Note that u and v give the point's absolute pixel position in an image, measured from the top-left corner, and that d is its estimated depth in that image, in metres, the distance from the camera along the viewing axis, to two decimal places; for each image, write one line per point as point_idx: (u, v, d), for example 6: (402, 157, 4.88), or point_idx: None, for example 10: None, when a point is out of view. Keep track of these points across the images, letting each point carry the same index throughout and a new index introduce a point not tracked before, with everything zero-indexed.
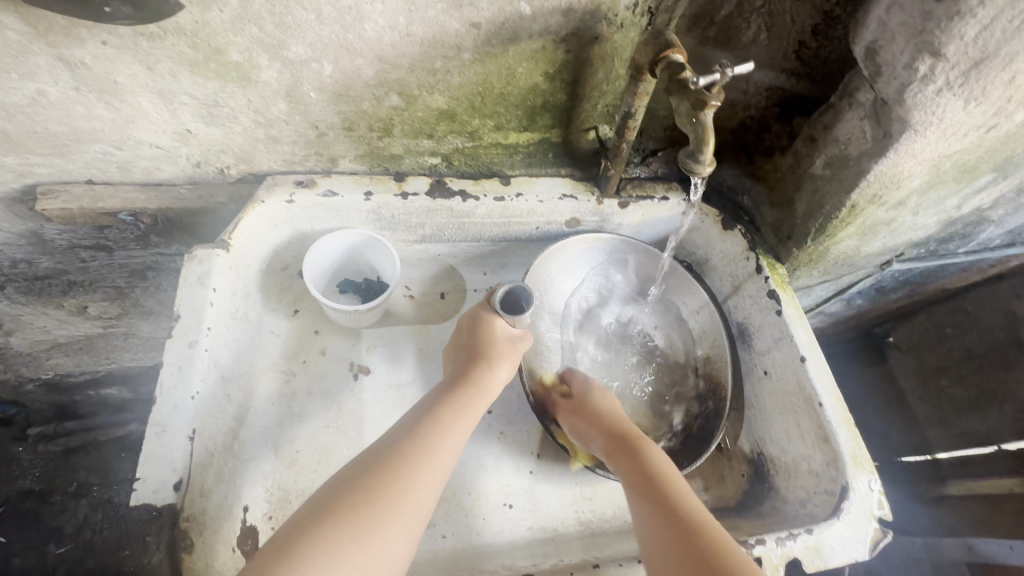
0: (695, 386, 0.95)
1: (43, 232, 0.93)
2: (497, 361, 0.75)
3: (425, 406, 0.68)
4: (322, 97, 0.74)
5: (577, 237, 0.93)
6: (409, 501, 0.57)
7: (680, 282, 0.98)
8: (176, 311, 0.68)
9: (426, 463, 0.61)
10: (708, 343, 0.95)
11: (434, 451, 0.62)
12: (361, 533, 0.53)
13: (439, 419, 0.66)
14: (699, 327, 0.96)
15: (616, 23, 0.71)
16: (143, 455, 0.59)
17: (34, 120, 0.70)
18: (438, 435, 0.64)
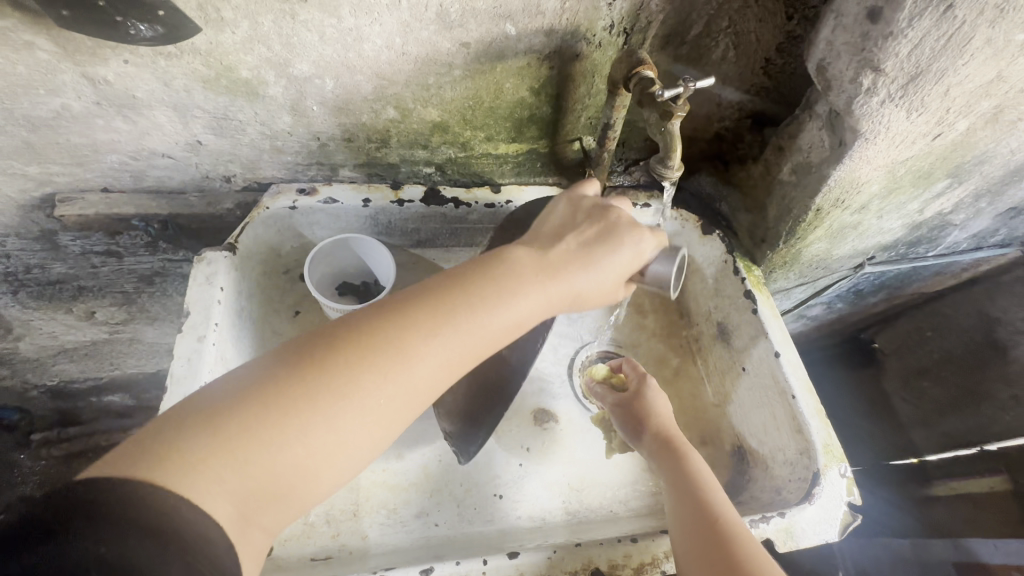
0: None
1: (57, 238, 0.98)
2: (574, 268, 0.64)
3: (433, 289, 0.60)
4: (324, 110, 0.80)
5: None
6: (356, 387, 0.53)
7: None
8: (186, 308, 0.73)
9: (392, 356, 0.55)
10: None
11: (407, 341, 0.56)
12: (292, 409, 0.51)
13: (430, 311, 0.57)
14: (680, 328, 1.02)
15: (594, 43, 0.77)
16: None
17: (57, 132, 0.75)
18: (423, 326, 0.57)
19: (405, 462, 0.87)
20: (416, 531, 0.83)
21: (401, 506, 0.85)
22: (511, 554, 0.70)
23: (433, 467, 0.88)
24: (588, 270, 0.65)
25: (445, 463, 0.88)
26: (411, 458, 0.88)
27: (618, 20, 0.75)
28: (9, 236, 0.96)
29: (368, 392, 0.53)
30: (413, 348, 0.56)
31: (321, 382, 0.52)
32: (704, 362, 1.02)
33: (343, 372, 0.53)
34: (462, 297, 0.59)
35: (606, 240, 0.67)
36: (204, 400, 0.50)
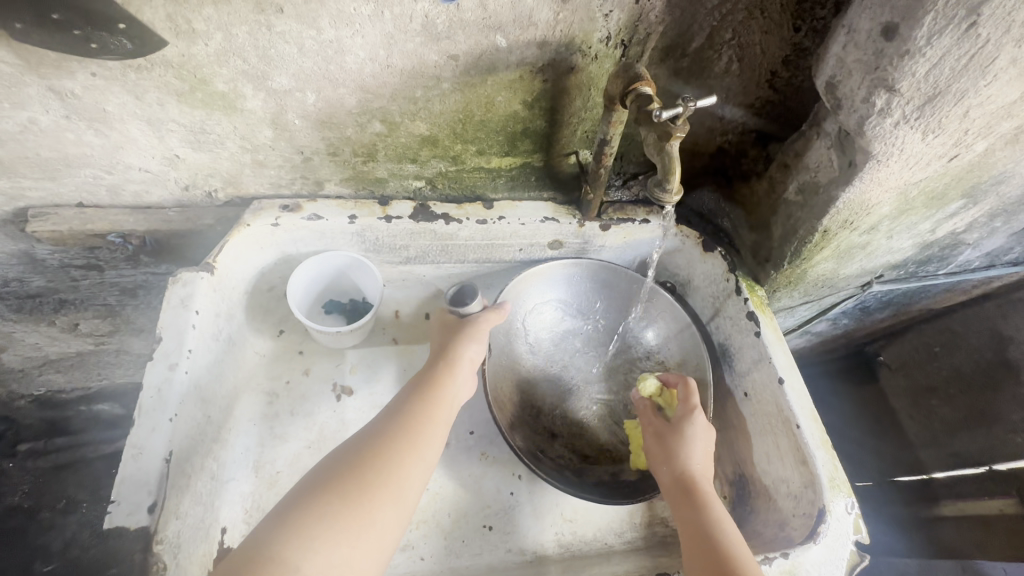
0: None
1: (34, 252, 0.94)
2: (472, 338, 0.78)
3: (419, 379, 0.73)
4: (306, 124, 0.76)
5: (562, 261, 0.95)
6: (397, 475, 0.61)
7: (659, 304, 0.97)
8: (158, 333, 0.69)
9: (425, 434, 0.65)
10: (690, 365, 0.94)
11: (427, 418, 0.67)
12: (352, 502, 0.57)
13: (430, 393, 0.70)
14: (682, 348, 0.96)
15: (591, 55, 0.73)
16: (118, 478, 0.59)
17: (25, 146, 0.72)
18: (435, 404, 0.69)
19: None
20: (401, 566, 0.79)
21: None
22: None
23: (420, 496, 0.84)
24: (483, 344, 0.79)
25: (433, 492, 0.85)
26: None
27: (615, 32, 0.71)
28: None
29: (417, 466, 0.63)
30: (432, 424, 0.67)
31: (376, 465, 0.60)
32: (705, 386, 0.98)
33: (392, 454, 0.62)
34: (442, 374, 0.73)
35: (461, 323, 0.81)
36: (267, 529, 0.54)
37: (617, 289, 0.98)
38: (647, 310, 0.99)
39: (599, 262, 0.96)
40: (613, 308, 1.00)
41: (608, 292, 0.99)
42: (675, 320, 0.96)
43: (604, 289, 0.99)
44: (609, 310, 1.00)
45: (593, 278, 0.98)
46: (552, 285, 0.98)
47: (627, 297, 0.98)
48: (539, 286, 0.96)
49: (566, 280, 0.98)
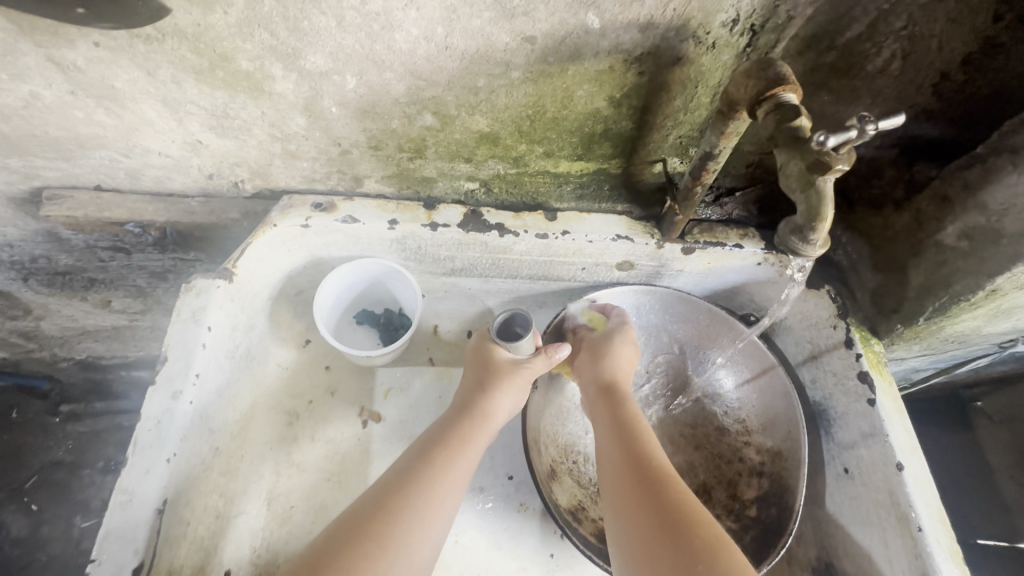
0: (759, 487, 0.78)
1: (58, 232, 0.88)
2: (503, 388, 0.69)
3: (433, 433, 0.65)
4: (345, 113, 0.63)
5: (631, 287, 0.82)
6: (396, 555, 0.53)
7: (751, 354, 0.81)
8: (163, 353, 0.60)
9: (435, 501, 0.58)
10: (781, 433, 0.77)
11: (437, 480, 0.59)
12: None
13: (446, 453, 0.62)
14: (769, 409, 0.79)
15: (706, 43, 0.56)
16: (102, 530, 0.51)
17: (31, 123, 0.62)
18: (451, 464, 0.61)
19: None
20: None
21: None
22: None
23: (448, 549, 0.74)
24: (518, 395, 0.70)
25: (462, 546, 0.75)
26: None
27: (746, 14, 0.53)
28: (8, 227, 0.87)
29: (425, 541, 0.55)
30: (447, 489, 0.59)
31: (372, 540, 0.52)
32: None
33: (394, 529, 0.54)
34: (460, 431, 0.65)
35: (504, 366, 0.71)
36: None
37: (694, 324, 0.84)
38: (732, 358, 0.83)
39: (676, 293, 0.82)
40: (688, 345, 0.86)
41: (683, 327, 0.85)
42: (764, 373, 0.79)
43: (680, 322, 0.85)
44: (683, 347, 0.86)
45: (666, 309, 0.84)
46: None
47: (704, 334, 0.84)
48: None
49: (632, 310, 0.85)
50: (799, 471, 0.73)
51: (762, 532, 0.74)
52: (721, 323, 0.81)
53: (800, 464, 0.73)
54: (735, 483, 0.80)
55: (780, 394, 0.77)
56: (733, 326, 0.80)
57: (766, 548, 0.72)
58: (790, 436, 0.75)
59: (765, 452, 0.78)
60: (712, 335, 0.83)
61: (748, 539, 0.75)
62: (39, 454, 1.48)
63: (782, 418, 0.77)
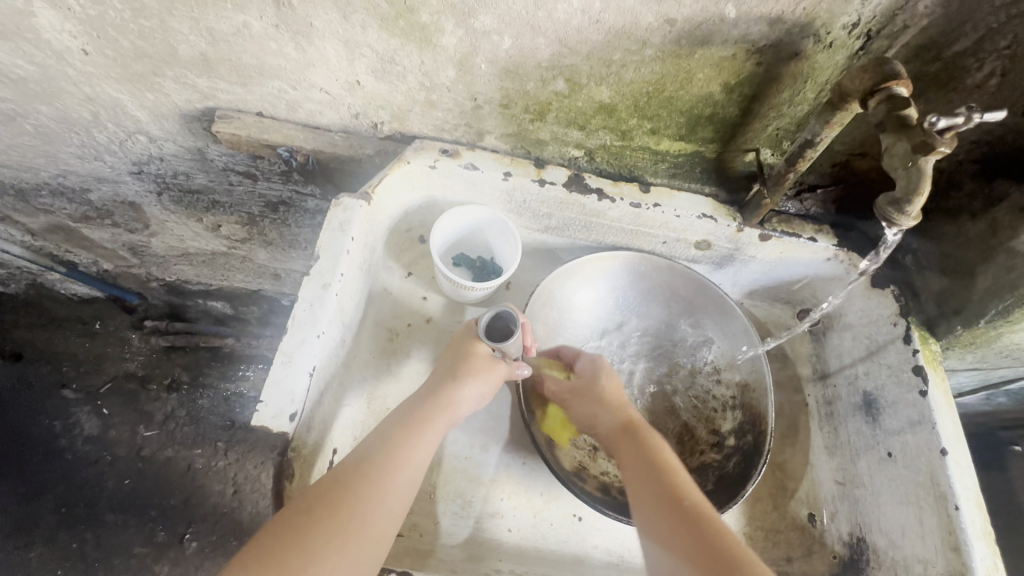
0: (733, 420, 0.89)
1: (206, 151, 1.01)
2: (471, 379, 0.73)
3: (400, 414, 0.70)
4: (491, 70, 0.73)
5: (594, 254, 0.90)
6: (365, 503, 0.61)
7: (722, 310, 0.90)
8: (317, 252, 0.71)
9: (393, 467, 0.64)
10: (744, 370, 0.89)
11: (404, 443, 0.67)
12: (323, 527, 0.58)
13: (407, 432, 0.68)
14: (736, 350, 0.90)
15: (825, 42, 0.64)
16: (268, 380, 0.62)
17: (232, 49, 0.75)
18: (409, 441, 0.67)
19: (488, 455, 0.84)
20: (488, 531, 0.80)
21: (478, 501, 0.82)
22: None
23: (515, 468, 0.84)
24: (488, 384, 0.75)
25: (529, 469, 0.84)
26: (498, 454, 0.84)
27: (867, 19, 0.61)
28: (167, 142, 1.00)
29: (379, 513, 0.62)
30: (405, 467, 0.65)
31: (338, 510, 0.59)
32: (833, 432, 0.90)
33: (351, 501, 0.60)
34: (426, 411, 0.70)
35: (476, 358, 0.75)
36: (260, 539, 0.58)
37: (658, 281, 0.92)
38: (704, 312, 0.92)
39: (637, 254, 0.91)
40: (651, 303, 0.94)
41: (648, 283, 0.93)
42: (726, 320, 0.90)
43: (648, 287, 0.93)
44: (651, 304, 0.94)
45: (633, 273, 0.92)
46: (582, 281, 0.92)
47: (668, 291, 0.92)
48: (584, 284, 0.92)
49: (601, 273, 0.92)
50: (767, 395, 0.86)
51: (742, 456, 0.85)
52: (682, 277, 0.90)
53: (766, 393, 0.86)
54: (711, 418, 0.90)
55: (743, 337, 0.89)
56: (695, 281, 0.90)
57: (743, 477, 0.82)
58: (753, 371, 0.88)
59: (734, 388, 0.90)
60: (680, 294, 0.92)
61: (731, 466, 0.85)
62: (118, 364, 1.67)
63: (745, 357, 0.89)
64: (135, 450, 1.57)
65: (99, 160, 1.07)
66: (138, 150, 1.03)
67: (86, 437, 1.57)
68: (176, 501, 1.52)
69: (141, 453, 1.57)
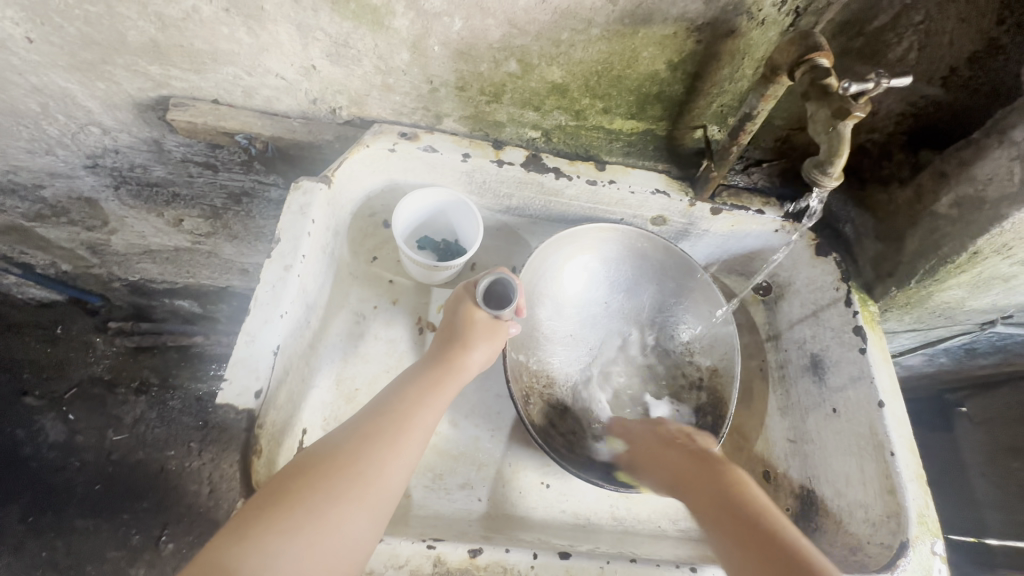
0: (698, 397, 0.93)
1: (163, 141, 1.00)
2: (475, 344, 0.77)
3: (407, 377, 0.73)
4: (444, 52, 0.75)
5: (594, 225, 0.91)
6: (373, 464, 0.62)
7: (703, 296, 0.94)
8: (278, 235, 0.71)
9: (401, 431, 0.65)
10: (718, 353, 0.93)
11: (410, 409, 0.68)
12: (328, 489, 0.58)
13: (417, 393, 0.70)
14: (712, 334, 0.94)
15: (758, 20, 0.68)
16: (231, 359, 0.63)
17: (183, 34, 0.75)
18: (420, 399, 0.70)
19: (456, 430, 0.86)
20: (458, 502, 0.82)
21: (448, 474, 0.84)
22: (562, 554, 0.69)
23: (484, 441, 0.87)
24: (491, 349, 0.78)
25: (497, 440, 0.87)
26: (465, 428, 0.86)
27: None
28: (121, 133, 0.99)
29: (392, 467, 0.63)
30: (418, 424, 0.67)
31: (349, 463, 0.61)
32: (785, 394, 0.96)
33: (370, 455, 0.62)
34: (432, 373, 0.73)
35: (478, 323, 0.78)
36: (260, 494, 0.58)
37: (651, 260, 0.95)
38: (685, 298, 0.96)
39: (637, 230, 0.92)
40: (644, 281, 0.97)
41: (643, 263, 0.95)
42: (707, 305, 0.94)
43: (642, 260, 0.95)
44: (644, 285, 0.97)
45: (630, 246, 0.94)
46: (581, 254, 0.94)
47: (660, 270, 0.95)
48: (574, 254, 0.94)
49: (600, 249, 0.94)
50: (732, 383, 0.89)
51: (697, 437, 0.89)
52: (677, 260, 0.93)
53: (733, 378, 0.90)
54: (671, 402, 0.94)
55: (721, 325, 0.93)
56: (687, 263, 0.93)
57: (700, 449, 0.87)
58: (726, 354, 0.92)
59: (704, 370, 0.94)
60: (671, 275, 0.95)
61: None
62: (82, 367, 1.63)
63: (721, 341, 0.93)
64: (104, 454, 1.54)
65: (52, 154, 1.05)
66: (92, 142, 1.01)
67: (52, 444, 1.55)
68: (150, 504, 1.48)
69: (111, 456, 1.54)
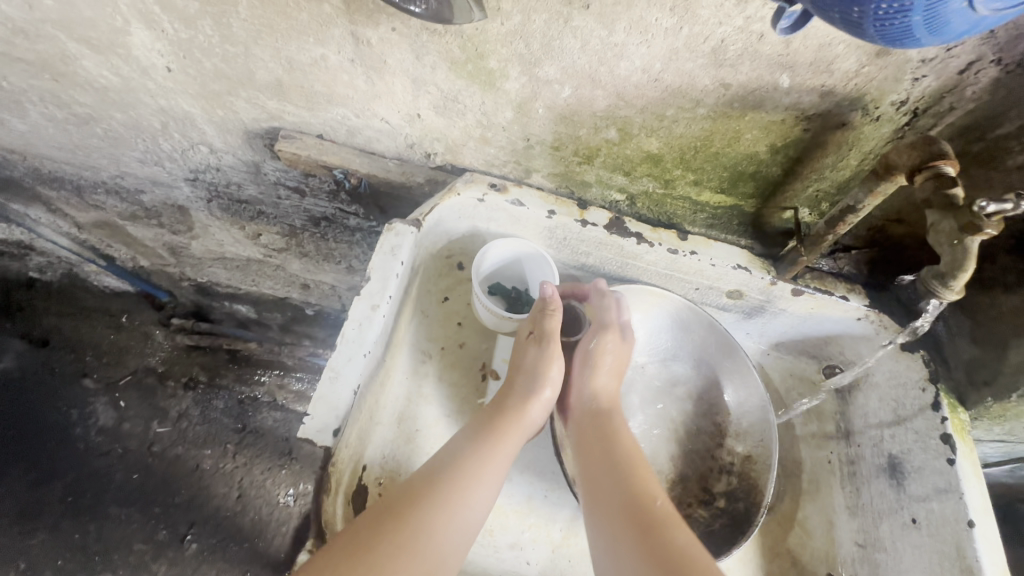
0: (727, 483, 0.91)
1: (262, 165, 1.06)
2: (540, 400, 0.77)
3: (465, 434, 0.73)
4: (548, 115, 0.77)
5: (644, 288, 0.92)
6: (452, 511, 0.63)
7: (741, 370, 0.93)
8: (369, 273, 0.74)
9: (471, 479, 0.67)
10: (753, 439, 0.91)
11: (481, 461, 0.69)
12: (409, 532, 0.59)
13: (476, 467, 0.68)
14: (747, 416, 0.93)
15: (872, 116, 0.67)
16: (316, 394, 0.66)
17: (307, 78, 0.80)
18: (478, 469, 0.68)
19: (511, 485, 0.85)
20: (507, 562, 0.82)
21: (498, 531, 0.83)
22: None
23: (537, 500, 0.85)
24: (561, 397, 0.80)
25: (550, 503, 0.85)
26: (519, 484, 0.85)
27: (915, 98, 0.64)
28: (226, 154, 1.05)
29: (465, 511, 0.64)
30: (487, 476, 0.68)
31: (427, 509, 0.62)
32: (855, 492, 0.91)
33: (440, 503, 0.63)
34: (492, 440, 0.72)
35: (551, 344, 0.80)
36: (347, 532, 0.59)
37: (692, 330, 0.94)
38: (721, 369, 0.95)
39: (685, 303, 0.92)
40: (682, 351, 0.97)
41: (681, 332, 0.96)
42: (744, 381, 0.93)
43: (684, 330, 0.95)
44: (681, 353, 0.97)
45: (674, 315, 0.95)
46: (628, 313, 0.94)
47: (700, 344, 0.95)
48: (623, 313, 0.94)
49: (649, 310, 0.95)
50: (767, 472, 0.87)
51: (730, 521, 0.88)
52: (718, 336, 0.92)
53: (769, 467, 0.88)
54: (707, 477, 0.93)
55: (756, 406, 0.92)
56: (729, 342, 0.92)
57: (736, 534, 0.85)
58: (763, 441, 0.90)
59: (736, 456, 0.92)
60: (710, 351, 0.95)
61: (717, 526, 0.88)
62: (138, 358, 1.65)
63: (757, 426, 0.91)
64: (145, 446, 1.56)
65: (159, 165, 1.12)
66: (197, 159, 1.08)
67: (100, 428, 1.56)
68: (180, 500, 1.51)
69: (151, 449, 1.56)
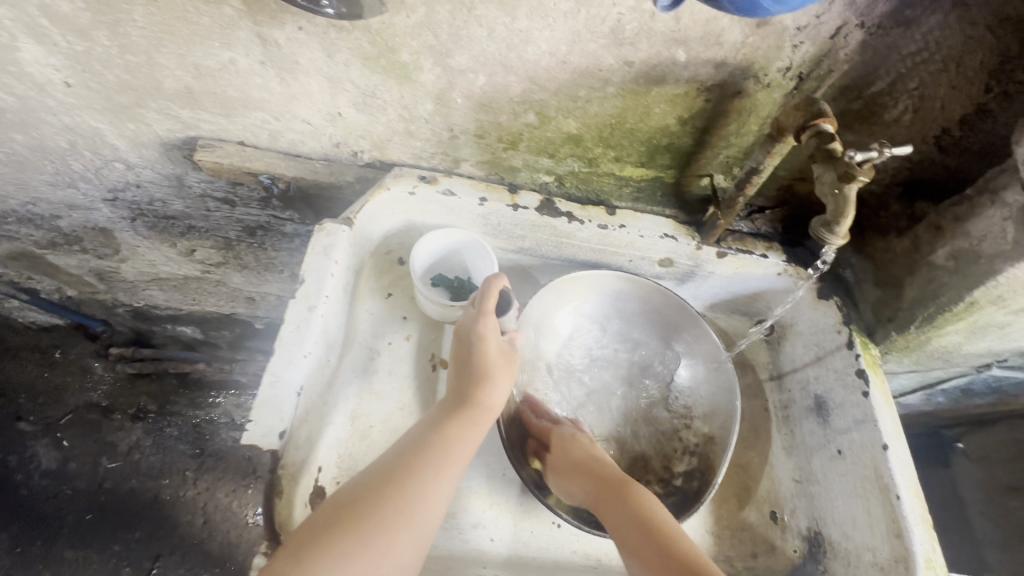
0: (688, 463, 0.94)
1: (184, 177, 1.03)
2: (497, 377, 0.78)
3: (428, 420, 0.73)
4: (467, 104, 0.79)
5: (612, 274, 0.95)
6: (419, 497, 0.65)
7: (699, 338, 0.96)
8: (302, 276, 0.74)
9: (437, 465, 0.68)
10: (717, 421, 0.94)
11: (446, 444, 0.70)
12: (380, 523, 0.61)
13: (433, 457, 0.68)
14: (710, 398, 0.96)
15: (763, 83, 0.72)
16: (257, 400, 0.66)
17: (218, 83, 0.78)
18: (446, 451, 0.69)
19: (470, 467, 0.88)
20: (472, 542, 0.84)
21: (460, 513, 0.86)
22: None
23: (497, 480, 0.89)
24: (510, 379, 0.79)
25: (509, 481, 0.89)
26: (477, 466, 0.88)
27: (798, 64, 0.69)
28: (144, 169, 1.01)
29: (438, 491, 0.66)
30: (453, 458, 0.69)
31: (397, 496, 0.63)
32: (790, 434, 0.98)
33: (408, 487, 0.64)
34: (448, 429, 0.72)
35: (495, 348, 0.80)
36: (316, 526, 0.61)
37: (654, 311, 0.97)
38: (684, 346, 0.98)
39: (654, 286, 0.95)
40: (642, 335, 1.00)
41: (643, 315, 0.98)
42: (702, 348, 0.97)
43: (650, 310, 0.98)
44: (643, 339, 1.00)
45: (641, 296, 0.97)
46: (595, 297, 0.97)
47: (662, 324, 0.98)
48: (590, 298, 0.98)
49: (608, 295, 0.98)
50: (724, 453, 0.90)
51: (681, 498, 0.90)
52: (677, 311, 0.96)
53: (728, 447, 0.91)
54: (668, 457, 0.95)
55: (723, 386, 0.95)
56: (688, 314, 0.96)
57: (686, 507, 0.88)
58: (726, 423, 0.93)
59: (700, 436, 0.95)
60: (671, 326, 0.98)
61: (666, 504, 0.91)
62: (77, 395, 1.56)
63: (723, 411, 0.94)
64: (95, 483, 1.49)
65: (71, 187, 1.07)
66: (113, 177, 1.04)
67: (43, 472, 1.48)
68: (140, 534, 1.44)
69: (102, 485, 1.49)
